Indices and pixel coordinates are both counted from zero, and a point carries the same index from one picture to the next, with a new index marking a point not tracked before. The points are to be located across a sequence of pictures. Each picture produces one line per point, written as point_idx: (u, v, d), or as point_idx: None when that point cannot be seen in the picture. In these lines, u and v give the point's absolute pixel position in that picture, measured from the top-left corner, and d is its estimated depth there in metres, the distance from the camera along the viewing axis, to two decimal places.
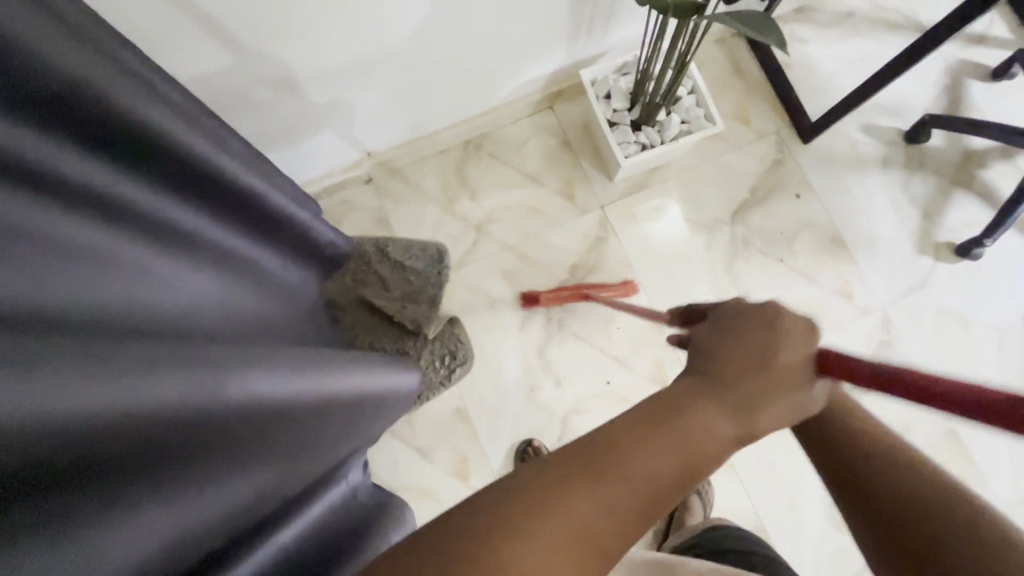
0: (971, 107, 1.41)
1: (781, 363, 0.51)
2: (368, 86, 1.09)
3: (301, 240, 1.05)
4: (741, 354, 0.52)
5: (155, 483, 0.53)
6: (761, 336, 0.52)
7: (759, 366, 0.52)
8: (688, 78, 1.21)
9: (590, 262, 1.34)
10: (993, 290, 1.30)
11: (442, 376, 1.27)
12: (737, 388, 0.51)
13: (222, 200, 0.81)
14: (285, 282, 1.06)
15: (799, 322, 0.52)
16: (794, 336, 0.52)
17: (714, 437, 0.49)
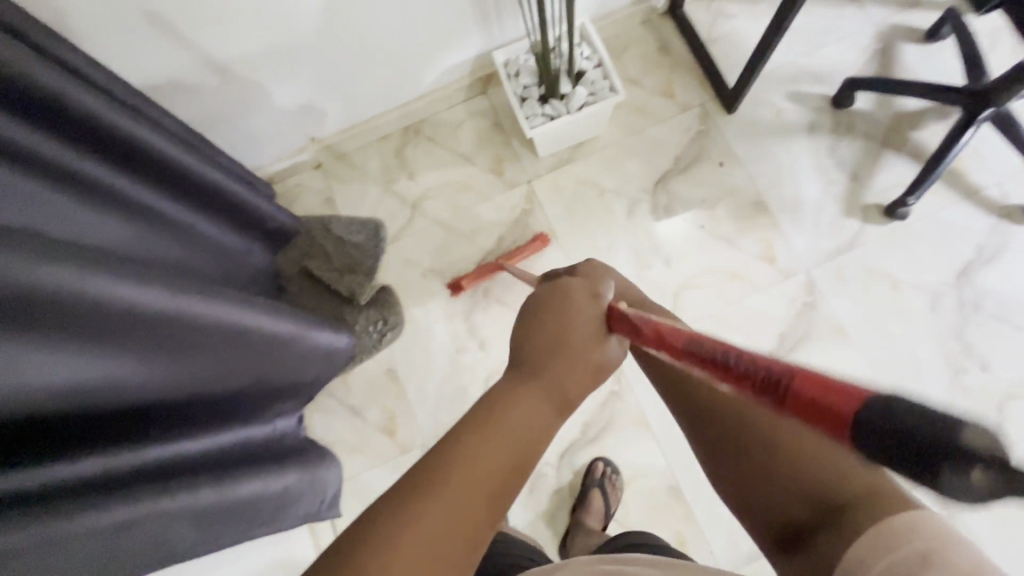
0: (904, 70, 1.40)
1: (573, 334, 0.58)
2: (292, 71, 1.23)
3: (241, 210, 1.19)
4: (543, 330, 0.58)
5: (38, 344, 0.66)
6: (555, 313, 0.59)
7: (558, 341, 0.58)
8: (594, 53, 1.29)
9: (516, 233, 1.41)
10: (924, 249, 1.28)
11: (374, 340, 1.36)
12: (547, 366, 0.57)
13: (155, 169, 0.95)
14: (226, 247, 1.19)
15: (582, 292, 0.60)
16: (579, 302, 0.60)
17: (536, 415, 0.54)
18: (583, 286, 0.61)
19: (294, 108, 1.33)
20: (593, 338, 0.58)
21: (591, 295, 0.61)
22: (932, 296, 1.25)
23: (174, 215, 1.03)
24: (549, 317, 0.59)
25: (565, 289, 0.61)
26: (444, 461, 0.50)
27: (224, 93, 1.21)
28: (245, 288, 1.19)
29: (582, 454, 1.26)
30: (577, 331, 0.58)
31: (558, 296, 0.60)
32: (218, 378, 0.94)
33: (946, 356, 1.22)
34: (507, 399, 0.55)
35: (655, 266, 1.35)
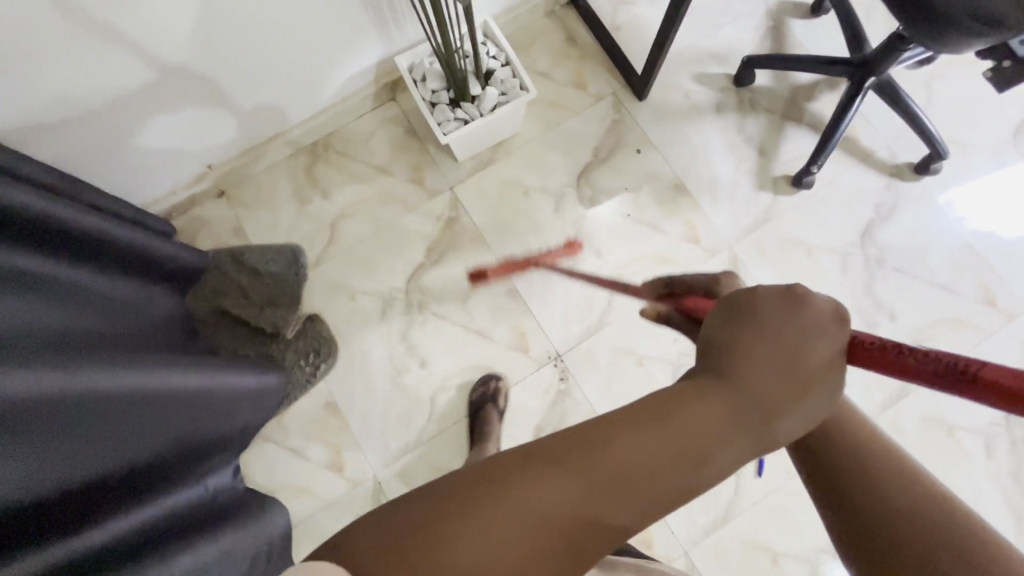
0: (795, 44, 1.46)
1: (798, 354, 0.48)
2: (171, 100, 1.12)
3: (128, 256, 1.08)
4: (767, 343, 0.48)
5: None
6: (783, 327, 0.48)
7: (782, 358, 0.48)
8: (501, 51, 1.25)
9: (444, 243, 1.37)
10: (831, 215, 1.36)
11: (308, 373, 1.29)
12: (754, 385, 0.47)
13: (34, 229, 0.86)
14: (125, 299, 1.07)
15: (830, 315, 0.48)
16: (823, 328, 0.48)
17: (723, 433, 0.46)
18: (823, 305, 0.49)
19: (183, 134, 1.21)
20: (817, 371, 0.47)
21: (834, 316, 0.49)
22: (842, 258, 1.34)
23: (61, 276, 0.90)
24: (776, 329, 0.48)
25: (808, 304, 0.49)
26: (616, 436, 0.45)
27: (96, 126, 1.08)
28: (161, 338, 1.10)
29: None
30: (801, 353, 0.48)
31: (798, 304, 0.49)
32: (147, 448, 0.86)
33: (860, 312, 1.31)
34: (693, 401, 0.47)
35: (587, 260, 1.35)
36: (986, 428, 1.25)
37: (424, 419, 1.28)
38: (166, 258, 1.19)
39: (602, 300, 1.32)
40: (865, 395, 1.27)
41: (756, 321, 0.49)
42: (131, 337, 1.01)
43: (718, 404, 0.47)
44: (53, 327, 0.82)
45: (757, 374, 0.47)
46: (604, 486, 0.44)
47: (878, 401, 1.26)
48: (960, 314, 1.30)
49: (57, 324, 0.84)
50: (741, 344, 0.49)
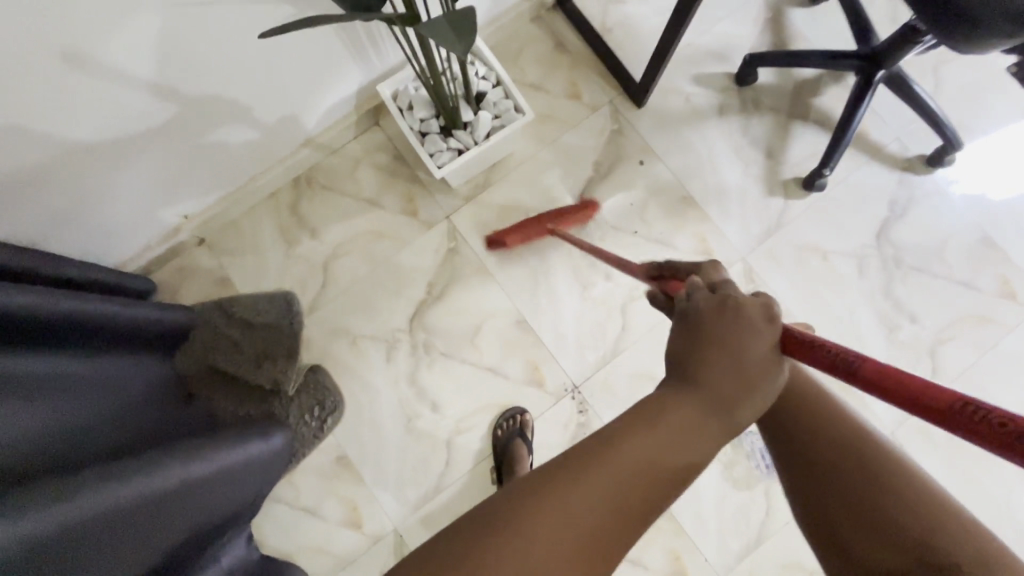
0: (796, 35, 1.39)
1: (748, 357, 0.48)
2: (137, 154, 1.02)
3: (101, 329, 0.97)
4: (714, 346, 0.48)
5: None
6: (727, 330, 0.48)
7: (734, 362, 0.48)
8: (491, 71, 1.16)
9: (445, 277, 1.29)
10: (844, 216, 1.31)
11: (314, 428, 1.23)
12: (713, 386, 0.47)
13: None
14: (105, 378, 0.96)
15: (760, 312, 0.49)
16: (758, 326, 0.49)
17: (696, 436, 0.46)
18: (756, 307, 0.49)
19: (153, 187, 1.11)
20: (767, 367, 0.48)
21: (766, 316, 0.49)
22: (859, 261, 1.29)
23: (14, 372, 0.79)
24: (721, 339, 0.48)
25: (741, 305, 0.49)
26: (589, 455, 0.44)
27: (55, 192, 0.98)
28: (153, 413, 1.02)
29: None
30: (751, 357, 0.48)
31: (731, 311, 0.49)
32: (154, 554, 0.78)
33: (880, 316, 1.27)
34: (659, 409, 0.46)
35: (596, 283, 1.29)
36: None
37: (441, 465, 1.23)
38: (147, 321, 1.09)
39: (616, 325, 1.27)
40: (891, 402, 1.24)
41: (707, 330, 0.49)
42: (118, 421, 0.92)
43: (687, 413, 0.46)
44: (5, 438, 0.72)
45: (716, 379, 0.47)
46: (592, 508, 0.42)
47: None
48: (981, 310, 1.27)
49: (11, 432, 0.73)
50: (695, 355, 0.48)
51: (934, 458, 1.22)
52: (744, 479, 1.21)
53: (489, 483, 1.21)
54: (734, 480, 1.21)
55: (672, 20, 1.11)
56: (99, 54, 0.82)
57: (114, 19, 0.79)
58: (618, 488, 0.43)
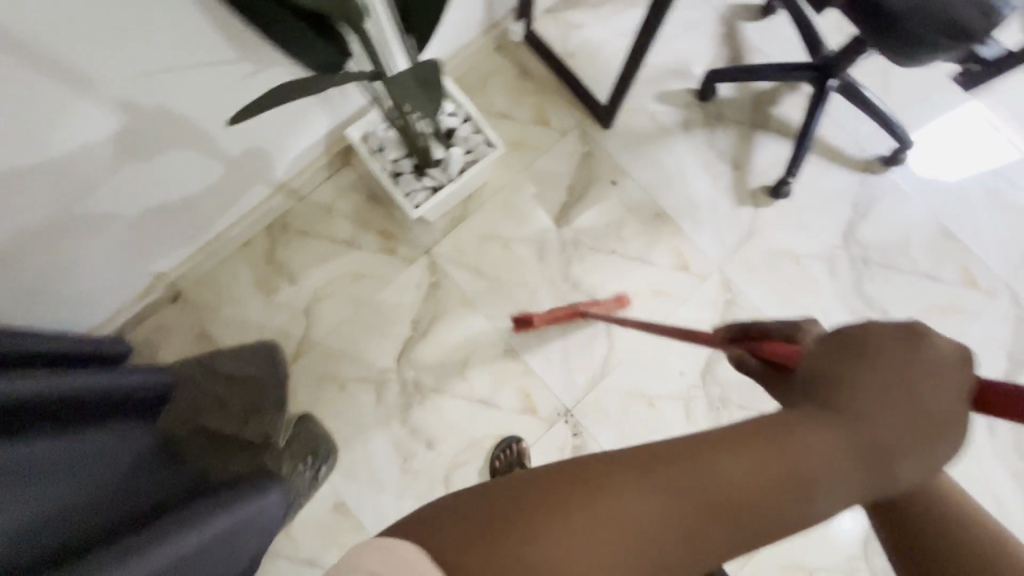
0: (751, 48, 1.43)
1: (920, 399, 0.43)
2: (103, 221, 1.00)
3: (71, 402, 0.92)
4: (878, 380, 0.43)
5: None
6: (899, 366, 0.43)
7: (895, 400, 0.43)
8: (459, 106, 1.17)
9: (430, 312, 1.29)
10: (812, 219, 1.35)
11: (309, 478, 1.20)
12: (859, 418, 0.42)
13: None
14: (87, 454, 0.92)
15: (947, 360, 0.43)
16: (938, 375, 0.43)
17: (827, 469, 0.41)
18: (953, 350, 0.44)
19: (122, 250, 1.09)
20: (927, 416, 0.43)
21: (960, 364, 0.43)
22: (829, 262, 1.33)
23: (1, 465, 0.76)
24: (892, 370, 0.43)
25: (925, 347, 0.44)
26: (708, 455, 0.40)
27: (21, 269, 0.95)
28: (145, 480, 0.99)
29: None
30: (921, 398, 0.43)
31: (914, 345, 0.44)
32: None
33: (854, 314, 1.31)
34: (797, 429, 0.42)
35: (580, 304, 1.30)
36: None
37: None
38: (132, 386, 1.08)
39: (603, 345, 1.28)
40: None
41: (873, 358, 0.44)
42: (112, 497, 0.90)
43: (829, 441, 0.41)
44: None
45: (876, 412, 0.42)
46: (689, 511, 0.38)
47: None
48: (946, 301, 1.33)
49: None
50: (861, 378, 0.43)
51: None
52: None
53: None
54: None
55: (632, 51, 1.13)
56: (58, 132, 0.81)
57: (71, 94, 0.78)
58: (728, 499, 0.39)
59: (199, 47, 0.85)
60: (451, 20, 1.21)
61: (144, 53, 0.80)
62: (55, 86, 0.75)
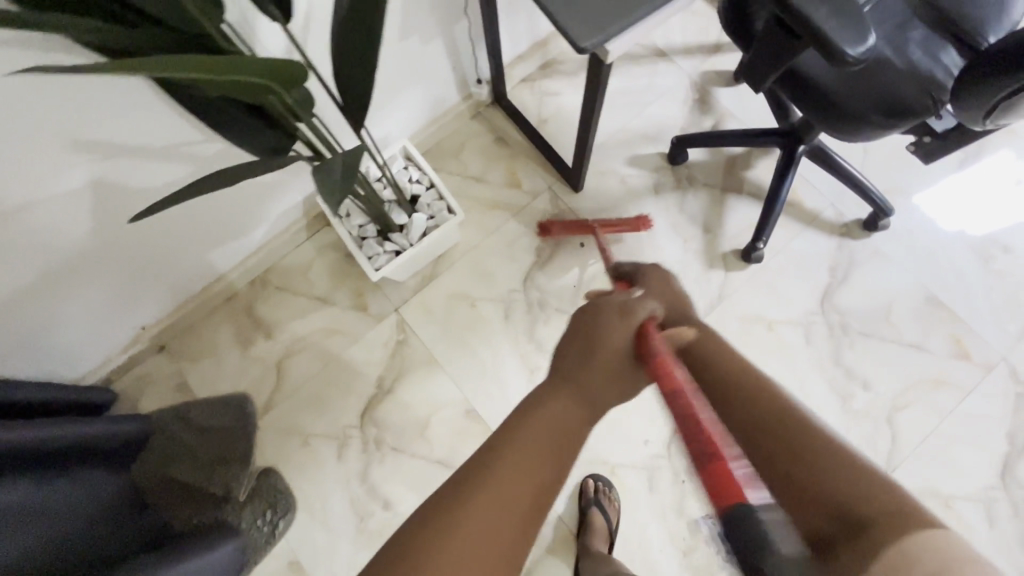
0: (724, 113, 1.46)
1: (609, 344, 0.63)
2: (85, 282, 1.08)
3: (50, 446, 0.98)
4: (580, 346, 0.64)
5: None
6: (588, 332, 0.64)
7: (589, 353, 0.63)
8: (424, 174, 1.23)
9: (395, 369, 1.32)
10: (786, 284, 1.32)
11: (266, 534, 1.22)
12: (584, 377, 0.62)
13: None
14: (57, 501, 0.94)
15: (612, 312, 0.65)
16: (613, 325, 0.64)
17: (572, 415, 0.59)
18: (612, 304, 0.66)
19: (105, 307, 1.16)
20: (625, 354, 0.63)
21: (619, 313, 0.65)
22: (805, 329, 1.29)
23: None
24: (581, 334, 0.65)
25: (592, 313, 0.66)
26: (495, 446, 0.56)
27: (5, 325, 1.02)
28: (110, 531, 1.01)
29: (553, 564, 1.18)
30: (607, 344, 0.63)
31: (585, 317, 0.66)
32: None
33: (832, 385, 1.26)
34: (544, 398, 0.60)
35: (543, 366, 1.30)
36: (983, 493, 1.19)
37: None
38: (101, 436, 1.11)
39: None
40: None
41: (573, 337, 0.65)
42: (77, 544, 0.92)
43: (566, 398, 0.60)
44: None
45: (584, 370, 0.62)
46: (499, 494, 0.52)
47: None
48: (934, 373, 1.26)
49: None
50: (567, 354, 0.64)
51: None
52: (704, 566, 1.17)
53: None
54: (693, 568, 1.17)
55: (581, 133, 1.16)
56: (34, 208, 0.89)
57: (48, 174, 0.87)
58: (526, 470, 0.54)
59: (168, 133, 0.93)
60: (421, 94, 1.29)
61: (117, 137, 0.89)
62: (30, 167, 0.84)
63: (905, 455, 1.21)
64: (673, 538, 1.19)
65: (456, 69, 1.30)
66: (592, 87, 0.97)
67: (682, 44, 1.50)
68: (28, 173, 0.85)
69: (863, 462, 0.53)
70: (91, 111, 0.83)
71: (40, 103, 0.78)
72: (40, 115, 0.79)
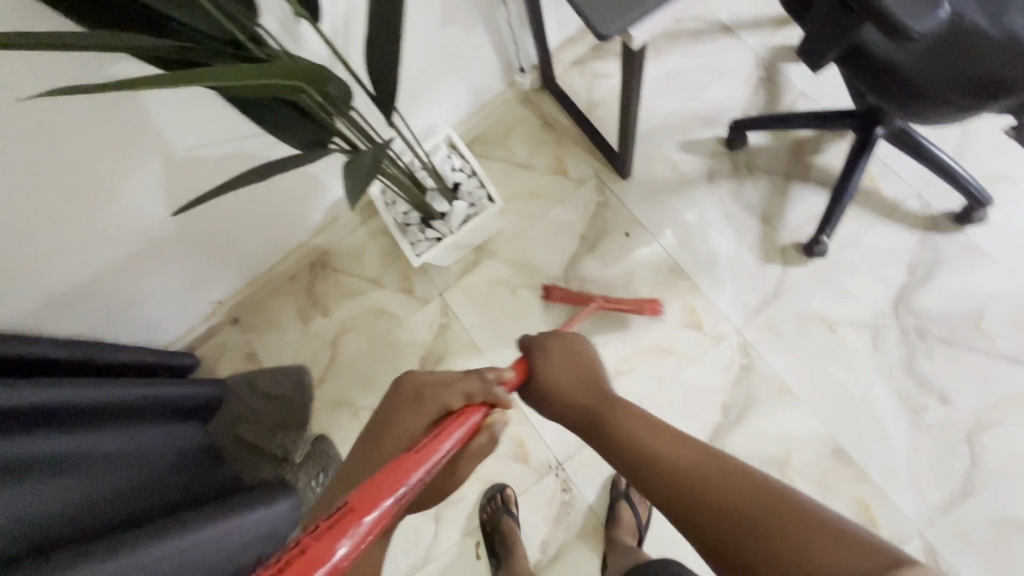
0: (793, 92, 1.34)
1: (394, 434, 0.77)
2: (168, 259, 1.22)
3: (138, 404, 1.10)
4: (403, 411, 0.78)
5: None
6: (413, 398, 0.78)
7: (406, 411, 0.77)
8: (466, 162, 1.26)
9: (437, 351, 1.37)
10: (852, 281, 1.20)
11: (318, 494, 1.33)
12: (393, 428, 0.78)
13: (68, 418, 0.94)
14: (153, 448, 1.11)
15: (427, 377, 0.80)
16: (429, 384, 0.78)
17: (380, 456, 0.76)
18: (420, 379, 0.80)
19: (185, 282, 1.31)
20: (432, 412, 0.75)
21: (416, 395, 0.78)
22: (873, 332, 1.17)
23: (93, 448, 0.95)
24: (410, 396, 0.78)
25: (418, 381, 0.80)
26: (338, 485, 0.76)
27: (106, 295, 1.19)
28: (196, 478, 1.16)
29: (579, 553, 1.19)
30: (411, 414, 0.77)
31: (408, 384, 0.80)
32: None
33: (901, 394, 1.14)
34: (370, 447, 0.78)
35: None
36: None
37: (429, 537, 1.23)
38: (191, 398, 1.27)
39: None
40: (916, 495, 1.09)
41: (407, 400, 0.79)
42: (169, 485, 1.07)
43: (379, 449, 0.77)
44: (23, 514, 0.78)
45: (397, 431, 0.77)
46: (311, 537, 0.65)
47: (934, 502, 1.08)
48: None
49: (25, 503, 0.79)
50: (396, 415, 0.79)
51: (977, 565, 1.05)
52: None
53: (474, 560, 1.21)
54: None
55: (624, 117, 1.12)
56: (120, 192, 1.03)
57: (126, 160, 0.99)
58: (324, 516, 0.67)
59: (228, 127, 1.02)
60: (466, 81, 1.30)
61: (182, 127, 1.00)
62: (109, 154, 0.96)
63: (986, 479, 1.08)
64: None
65: (500, 55, 1.31)
66: (629, 70, 0.94)
67: (749, 17, 1.38)
68: (110, 161, 0.98)
69: (787, 501, 0.57)
70: (161, 102, 0.94)
71: (116, 96, 0.89)
72: (120, 108, 0.91)
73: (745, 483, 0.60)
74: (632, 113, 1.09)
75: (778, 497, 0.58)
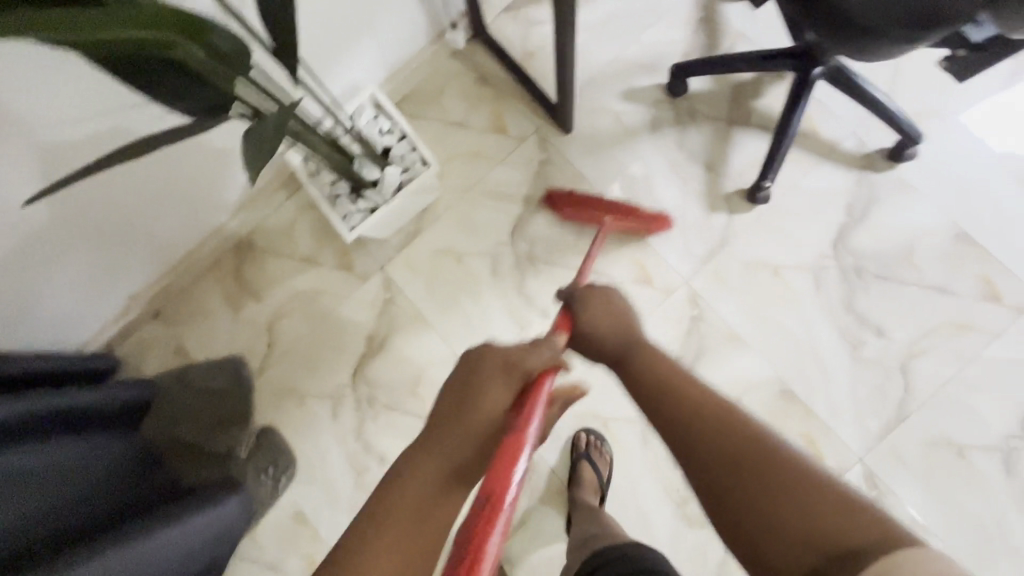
0: (731, 34, 1.29)
1: (481, 408, 0.66)
2: (62, 252, 1.07)
3: (69, 411, 1.00)
4: (459, 389, 0.68)
5: None
6: (481, 373, 0.68)
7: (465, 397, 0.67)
8: (395, 124, 1.16)
9: (384, 328, 1.30)
10: (794, 225, 1.21)
11: (270, 487, 1.27)
12: (465, 415, 0.66)
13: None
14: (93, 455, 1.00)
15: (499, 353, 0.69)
16: (498, 363, 0.68)
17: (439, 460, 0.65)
18: (499, 357, 0.69)
19: (88, 276, 1.16)
20: (503, 401, 0.67)
21: (504, 368, 0.68)
22: (815, 274, 1.19)
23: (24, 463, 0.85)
24: (480, 366, 0.69)
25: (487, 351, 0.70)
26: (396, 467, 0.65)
27: None
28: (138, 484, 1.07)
29: (545, 515, 1.19)
30: (483, 393, 0.67)
31: (476, 359, 0.69)
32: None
33: (842, 332, 1.17)
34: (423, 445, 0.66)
35: (534, 321, 1.25)
36: (1002, 442, 1.12)
37: None
38: (128, 399, 1.16)
39: None
40: (857, 426, 1.14)
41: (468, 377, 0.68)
42: (109, 494, 0.98)
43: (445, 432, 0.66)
44: None
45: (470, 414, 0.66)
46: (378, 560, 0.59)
47: (874, 430, 1.14)
48: (957, 317, 1.16)
49: None
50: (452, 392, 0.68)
51: (911, 484, 1.12)
52: (698, 517, 1.17)
53: None
54: (686, 517, 1.17)
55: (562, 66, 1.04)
56: None
57: None
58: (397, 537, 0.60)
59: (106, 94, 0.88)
60: (387, 33, 1.18)
61: (48, 96, 0.85)
62: None
63: (919, 405, 1.14)
64: (666, 489, 1.18)
65: (423, 2, 1.19)
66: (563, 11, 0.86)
67: None
68: None
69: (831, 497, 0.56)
70: (14, 68, 0.79)
71: None
72: None
73: (790, 474, 0.58)
74: (570, 62, 1.01)
75: (827, 490, 0.56)
